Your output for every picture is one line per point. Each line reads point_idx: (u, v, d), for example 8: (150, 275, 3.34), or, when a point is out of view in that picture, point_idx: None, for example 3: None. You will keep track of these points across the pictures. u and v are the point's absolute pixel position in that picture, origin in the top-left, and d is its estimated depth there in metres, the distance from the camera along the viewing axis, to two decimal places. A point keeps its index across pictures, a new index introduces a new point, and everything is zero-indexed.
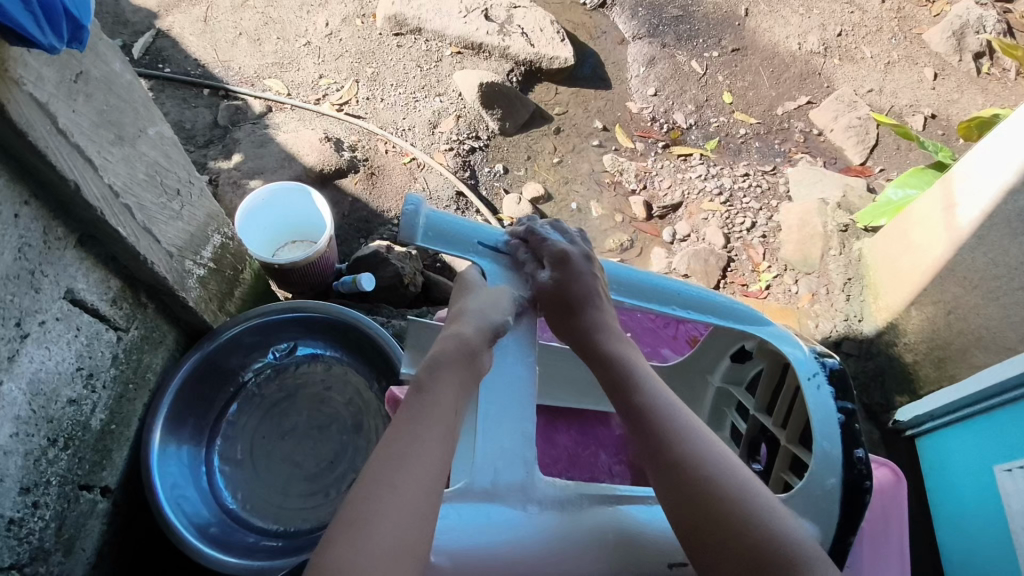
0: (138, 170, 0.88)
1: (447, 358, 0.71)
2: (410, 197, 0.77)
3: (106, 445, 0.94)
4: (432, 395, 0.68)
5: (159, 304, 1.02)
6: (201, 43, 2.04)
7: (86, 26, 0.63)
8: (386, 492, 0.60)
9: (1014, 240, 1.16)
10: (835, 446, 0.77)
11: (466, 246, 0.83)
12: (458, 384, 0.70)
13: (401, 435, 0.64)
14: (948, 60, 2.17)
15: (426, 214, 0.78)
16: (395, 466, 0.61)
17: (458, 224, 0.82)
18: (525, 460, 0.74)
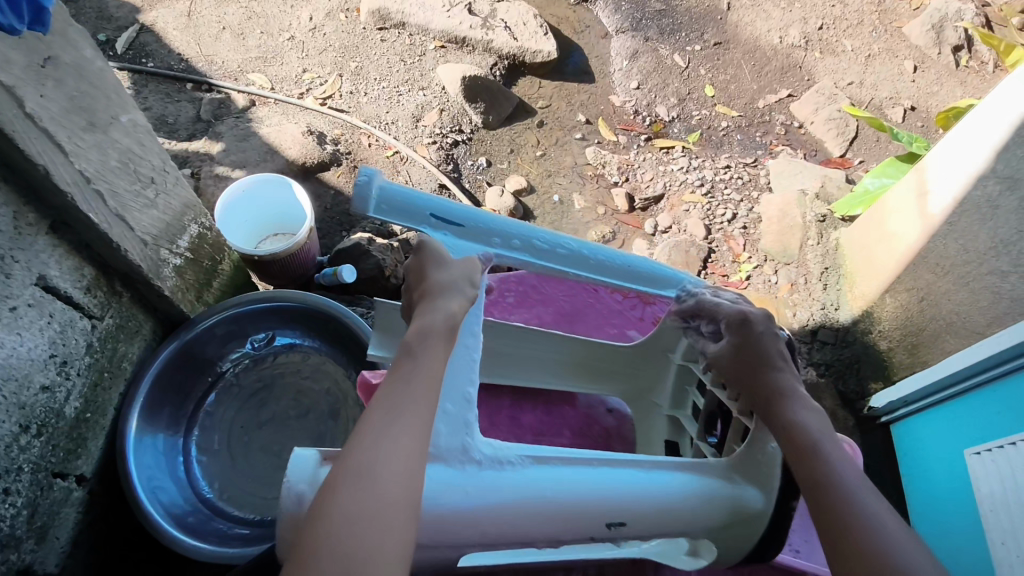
0: (110, 158, 0.88)
1: (427, 317, 0.67)
2: (364, 167, 0.65)
3: (81, 434, 0.94)
4: (420, 352, 0.64)
5: (135, 293, 1.02)
6: (185, 38, 2.03)
7: (48, 7, 0.64)
8: (387, 442, 0.57)
9: (983, 226, 1.17)
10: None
11: (418, 220, 0.71)
12: (436, 339, 0.65)
13: (396, 386, 0.62)
14: (928, 53, 2.20)
15: (381, 187, 0.67)
16: (394, 417, 0.59)
17: (409, 195, 0.69)
18: (466, 422, 0.64)
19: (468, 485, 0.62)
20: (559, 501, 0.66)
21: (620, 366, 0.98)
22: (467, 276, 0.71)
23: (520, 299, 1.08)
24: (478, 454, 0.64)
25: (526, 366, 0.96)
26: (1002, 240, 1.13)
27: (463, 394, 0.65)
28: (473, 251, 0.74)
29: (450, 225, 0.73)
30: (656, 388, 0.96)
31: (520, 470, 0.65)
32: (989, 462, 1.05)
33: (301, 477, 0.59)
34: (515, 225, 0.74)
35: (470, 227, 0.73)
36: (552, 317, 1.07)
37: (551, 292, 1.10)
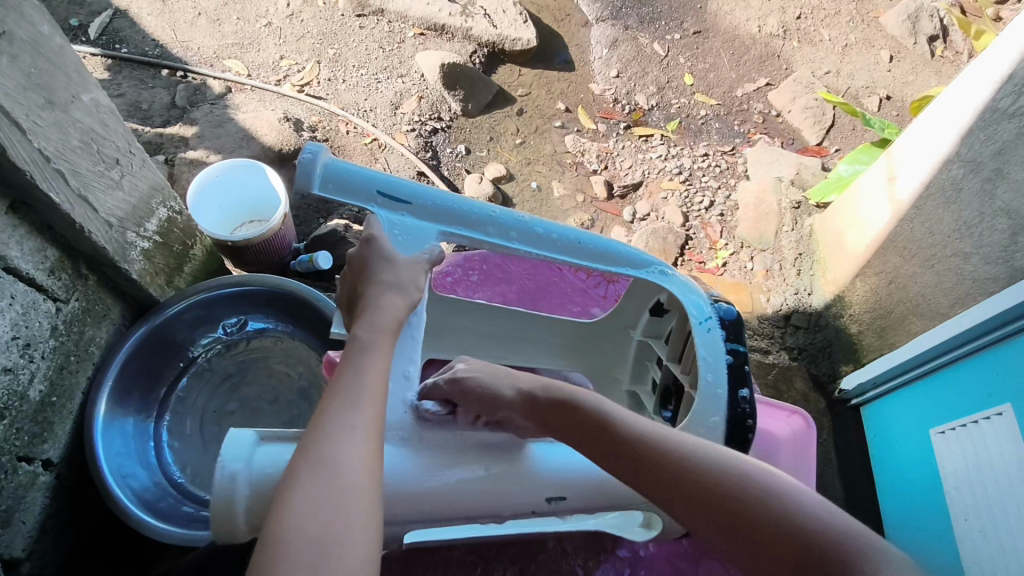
0: (72, 137, 0.88)
1: (371, 317, 0.67)
2: (308, 143, 0.70)
3: (47, 418, 0.94)
4: (368, 345, 0.65)
5: (101, 276, 1.01)
6: (160, 24, 2.01)
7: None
8: (341, 433, 0.56)
9: (947, 208, 1.19)
10: (721, 385, 0.75)
11: (365, 197, 0.74)
12: (382, 338, 0.66)
13: (344, 377, 0.61)
14: (903, 43, 2.22)
15: (325, 162, 0.71)
16: (350, 409, 0.58)
17: (356, 170, 0.73)
18: (404, 400, 0.68)
19: (408, 462, 0.66)
20: (499, 476, 0.69)
21: (582, 342, 1.00)
22: (405, 282, 0.71)
23: (484, 277, 1.08)
24: (417, 431, 0.68)
25: (491, 341, 1.00)
26: (965, 222, 1.15)
27: (403, 373, 0.70)
28: (420, 230, 0.76)
29: (397, 204, 0.75)
30: (618, 363, 0.99)
31: (460, 446, 0.69)
32: (955, 440, 1.08)
33: (236, 456, 0.61)
34: (464, 202, 0.77)
35: (418, 206, 0.76)
36: (516, 295, 1.08)
37: (515, 269, 1.10)
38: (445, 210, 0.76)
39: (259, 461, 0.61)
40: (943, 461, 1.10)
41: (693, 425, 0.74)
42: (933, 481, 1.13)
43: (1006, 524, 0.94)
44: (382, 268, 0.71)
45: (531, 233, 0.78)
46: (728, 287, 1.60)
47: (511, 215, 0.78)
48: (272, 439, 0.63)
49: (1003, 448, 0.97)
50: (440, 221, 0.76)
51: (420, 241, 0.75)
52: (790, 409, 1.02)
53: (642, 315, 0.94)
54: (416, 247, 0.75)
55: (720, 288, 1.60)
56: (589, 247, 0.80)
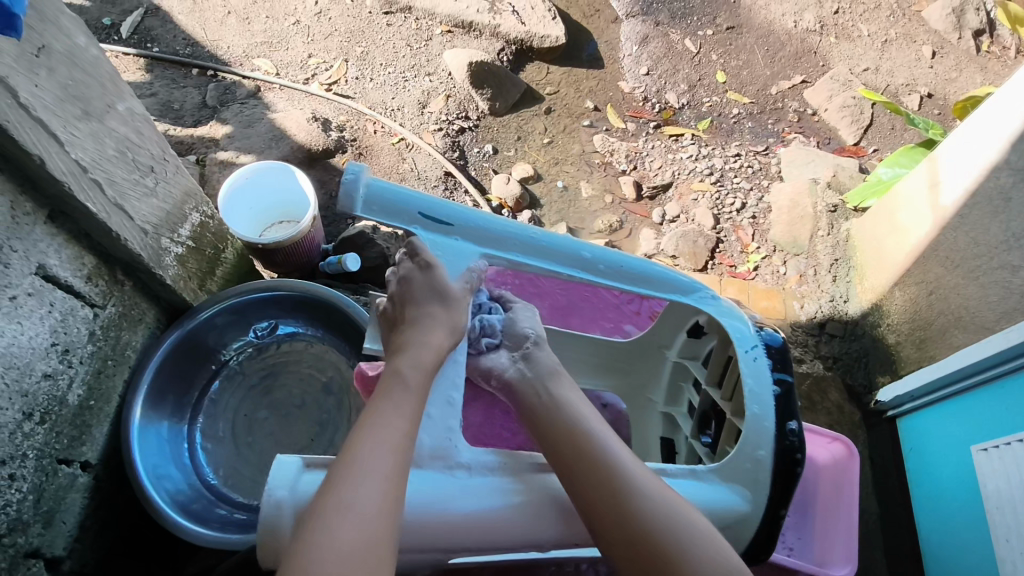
0: (108, 147, 0.88)
1: (414, 354, 0.69)
2: (351, 164, 0.70)
3: (85, 421, 0.95)
4: (410, 386, 0.66)
5: (137, 282, 1.02)
6: (190, 22, 2.03)
7: (18, 14, 0.61)
8: (374, 477, 0.57)
9: (995, 218, 1.14)
10: (768, 416, 0.72)
11: (407, 218, 0.75)
12: (422, 380, 0.67)
13: (378, 417, 0.63)
14: (947, 38, 2.14)
15: (368, 184, 0.72)
16: (372, 453, 0.59)
17: (398, 192, 0.74)
18: (449, 427, 0.67)
19: (456, 489, 0.64)
20: (546, 503, 0.67)
21: (615, 361, 0.98)
22: (457, 322, 0.73)
23: (515, 292, 1.08)
24: (466, 460, 0.66)
25: None
26: (1014, 233, 1.10)
27: (446, 398, 0.69)
28: (461, 250, 0.77)
29: (439, 225, 0.76)
30: (651, 384, 0.97)
31: (508, 476, 0.67)
32: (996, 459, 1.04)
33: (280, 485, 0.61)
34: (505, 225, 0.77)
35: (459, 228, 0.76)
36: (548, 311, 1.07)
37: (546, 284, 1.08)
38: (486, 232, 0.77)
39: (303, 488, 0.61)
40: (984, 480, 1.07)
41: (736, 458, 0.71)
42: (973, 500, 1.10)
43: None
44: (428, 301, 0.73)
45: (569, 257, 0.77)
46: (760, 294, 1.56)
47: (551, 236, 0.77)
48: (316, 466, 0.63)
49: None
50: (482, 242, 0.77)
51: (463, 264, 0.76)
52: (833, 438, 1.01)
53: (679, 334, 0.92)
54: (457, 267, 0.76)
55: (751, 294, 1.56)
56: (629, 270, 0.78)
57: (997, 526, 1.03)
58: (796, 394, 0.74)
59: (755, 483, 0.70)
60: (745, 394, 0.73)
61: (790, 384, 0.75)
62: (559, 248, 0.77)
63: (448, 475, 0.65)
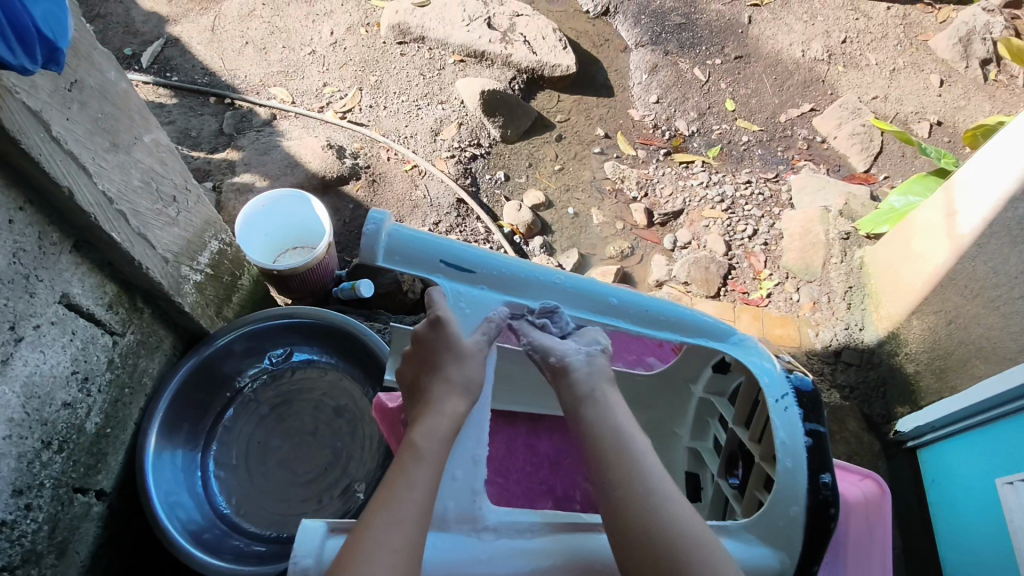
0: (134, 177, 0.90)
1: (431, 422, 0.66)
2: (373, 213, 0.71)
3: (101, 449, 0.95)
4: (424, 455, 0.63)
5: (155, 309, 1.03)
6: (209, 52, 2.07)
7: (62, 47, 0.65)
8: (386, 554, 0.55)
9: (1014, 248, 1.14)
10: (801, 472, 0.71)
11: (428, 267, 0.74)
12: (439, 448, 0.64)
13: (396, 488, 0.60)
14: (954, 67, 2.16)
15: (389, 231, 0.72)
16: (396, 527, 0.57)
17: (421, 240, 0.73)
18: (472, 489, 0.66)
19: (480, 553, 0.64)
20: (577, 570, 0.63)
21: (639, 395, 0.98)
22: (471, 379, 0.69)
23: None
24: (491, 522, 0.66)
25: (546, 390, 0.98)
26: None
27: (471, 457, 0.68)
28: (484, 300, 0.75)
29: (460, 272, 0.75)
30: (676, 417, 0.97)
31: (537, 538, 0.66)
32: None
33: (306, 550, 0.60)
34: (528, 271, 0.76)
35: (481, 275, 0.75)
36: None
37: None
38: (508, 279, 0.76)
39: (329, 553, 0.60)
40: (1011, 514, 1.05)
41: (770, 515, 0.70)
42: (1000, 536, 1.07)
43: None
44: (448, 362, 0.69)
45: (593, 300, 0.77)
46: (774, 321, 1.56)
47: (572, 280, 0.77)
48: (341, 531, 0.62)
49: None
50: (505, 290, 0.76)
51: (483, 314, 0.74)
52: (862, 474, 0.90)
53: (705, 369, 0.92)
54: (480, 317, 0.74)
55: (765, 321, 1.55)
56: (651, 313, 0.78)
57: None
58: (831, 444, 0.73)
59: (787, 538, 0.69)
60: (778, 447, 0.72)
61: (822, 434, 0.74)
62: (582, 292, 0.77)
63: (471, 537, 0.65)
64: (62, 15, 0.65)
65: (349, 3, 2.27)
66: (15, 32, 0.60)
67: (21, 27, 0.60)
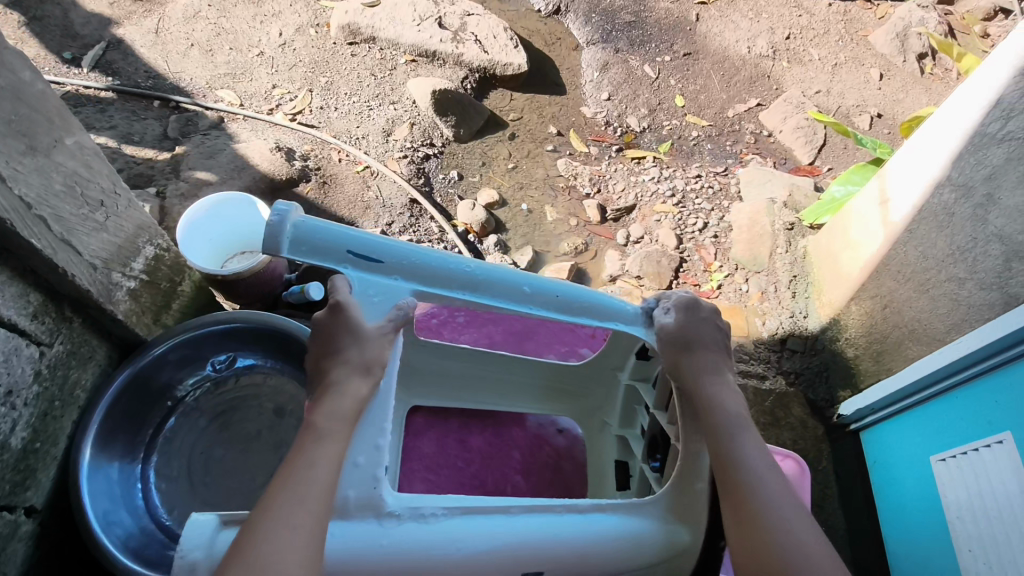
0: (55, 181, 0.87)
1: (331, 403, 0.67)
2: (275, 205, 0.68)
3: (30, 465, 0.92)
4: (325, 434, 0.64)
5: (87, 318, 1.00)
6: (153, 55, 2.02)
7: None
8: (284, 531, 0.56)
9: (940, 233, 1.17)
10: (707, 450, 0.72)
11: (337, 258, 0.71)
12: (342, 426, 0.65)
13: (297, 468, 0.61)
14: (893, 61, 2.23)
15: (292, 223, 0.69)
16: (297, 504, 0.58)
17: (326, 229, 0.70)
18: (374, 475, 0.64)
19: (384, 539, 0.62)
20: (480, 552, 0.64)
21: (568, 387, 0.98)
22: (371, 360, 0.71)
23: (471, 319, 1.08)
24: (395, 508, 0.64)
25: (478, 385, 0.98)
26: (958, 247, 1.13)
27: (375, 443, 0.66)
28: (395, 288, 0.74)
29: (370, 263, 0.73)
30: (607, 408, 0.96)
31: (443, 522, 0.64)
32: (956, 470, 1.07)
33: (195, 544, 0.59)
34: (442, 259, 0.74)
35: (392, 264, 0.73)
36: (504, 336, 1.07)
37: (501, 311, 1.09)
38: (421, 268, 0.73)
39: (220, 546, 0.60)
40: (945, 490, 1.09)
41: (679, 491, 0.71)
42: (935, 511, 1.11)
43: (1014, 561, 0.93)
44: (347, 345, 0.71)
45: (512, 290, 0.74)
46: (723, 311, 1.58)
47: (489, 269, 0.74)
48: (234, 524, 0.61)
49: (1005, 477, 0.96)
50: (415, 279, 0.74)
51: (390, 304, 0.74)
52: (782, 456, 0.93)
53: (629, 357, 0.90)
54: (389, 307, 0.74)
55: None
56: (571, 302, 0.75)
57: (959, 537, 1.05)
58: None
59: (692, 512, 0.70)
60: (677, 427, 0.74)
61: None
62: (498, 281, 0.74)
63: (373, 524, 0.63)
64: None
65: (297, 3, 2.25)
66: None
67: None
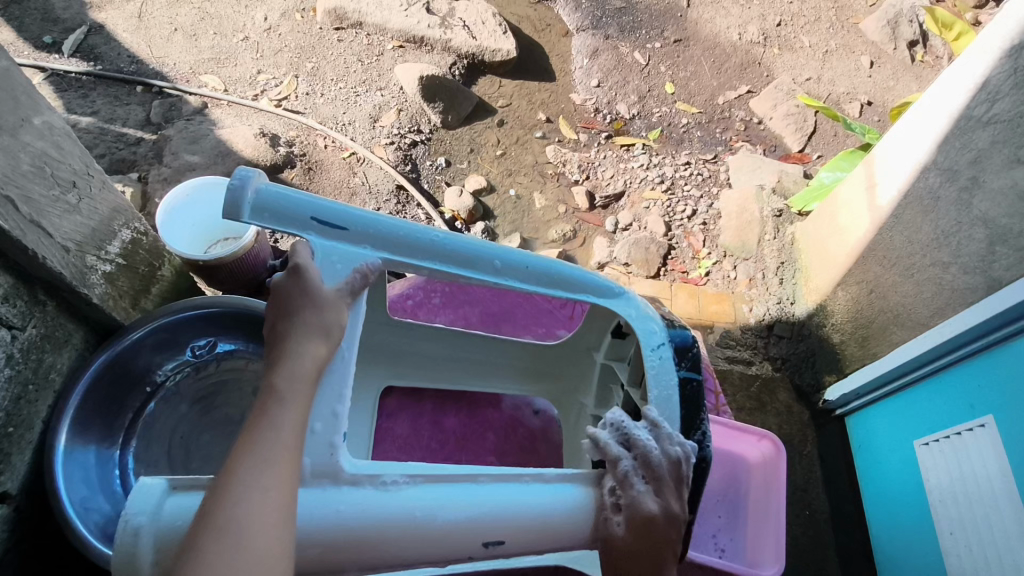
0: (23, 162, 0.84)
1: (289, 365, 0.65)
2: (237, 169, 0.69)
3: (4, 449, 0.91)
4: (286, 398, 0.62)
5: (61, 302, 0.98)
6: (135, 39, 1.99)
7: None
8: (255, 494, 0.55)
9: (925, 217, 1.16)
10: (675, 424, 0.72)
11: (299, 224, 0.72)
12: (300, 388, 0.63)
13: (259, 433, 0.59)
14: (883, 48, 2.22)
15: (253, 188, 0.69)
16: (264, 470, 0.56)
17: (288, 196, 0.71)
18: (331, 443, 0.63)
19: (339, 504, 0.61)
20: (441, 522, 0.62)
21: (545, 367, 0.98)
22: (330, 325, 0.68)
23: (447, 300, 1.07)
24: (350, 474, 0.63)
25: (455, 365, 0.98)
26: (943, 231, 1.12)
27: (331, 412, 0.65)
28: (358, 256, 0.73)
29: (333, 231, 0.73)
30: (582, 387, 0.96)
31: (405, 489, 0.63)
32: (938, 453, 1.07)
33: (141, 509, 0.59)
34: (406, 227, 0.75)
35: (356, 233, 0.74)
36: (480, 318, 1.06)
37: (478, 292, 1.09)
38: (385, 236, 0.74)
39: (168, 511, 0.59)
40: (927, 473, 1.10)
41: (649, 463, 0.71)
42: (918, 494, 1.12)
43: (993, 544, 0.94)
44: (304, 306, 0.69)
45: (475, 260, 0.75)
46: (710, 298, 1.58)
47: (453, 238, 0.75)
48: (183, 488, 0.61)
49: (986, 460, 0.97)
50: (378, 246, 0.74)
51: (351, 270, 0.73)
52: (759, 435, 1.06)
53: (605, 335, 0.89)
54: (350, 274, 0.72)
55: (702, 298, 1.58)
56: (537, 270, 0.76)
57: (941, 520, 1.05)
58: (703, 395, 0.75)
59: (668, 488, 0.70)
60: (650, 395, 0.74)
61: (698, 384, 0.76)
62: (461, 249, 0.75)
63: (328, 492, 0.62)
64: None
65: None
66: None
67: None
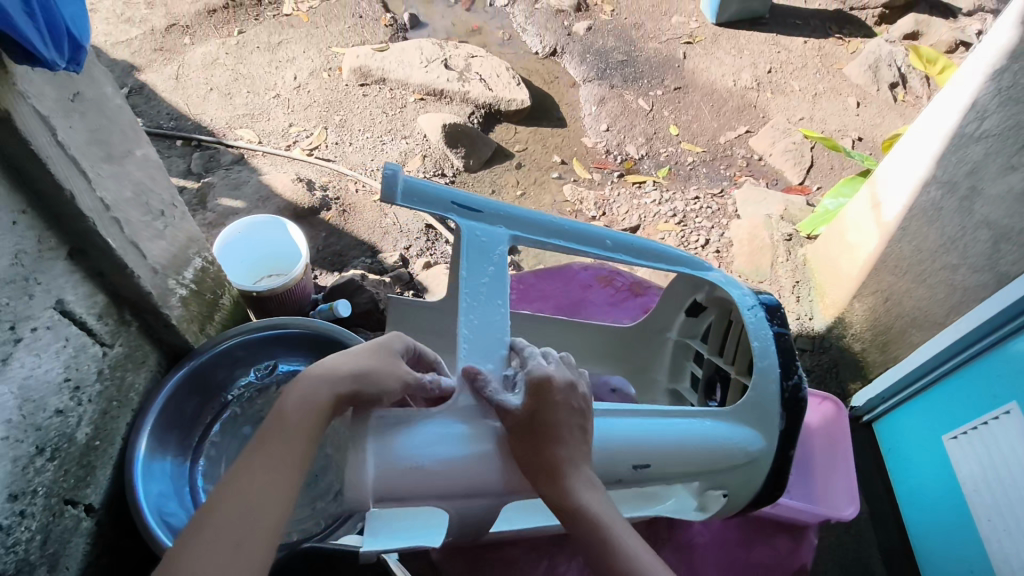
0: (126, 189, 0.93)
1: (309, 391, 0.71)
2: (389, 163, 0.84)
3: (90, 462, 0.95)
4: (288, 433, 0.69)
5: (143, 323, 1.05)
6: (174, 98, 2.13)
7: (85, 48, 0.71)
8: (223, 544, 0.61)
9: (931, 226, 1.27)
10: (774, 380, 0.93)
11: (444, 207, 0.89)
12: (304, 426, 0.70)
13: (248, 475, 0.66)
14: (867, 90, 2.40)
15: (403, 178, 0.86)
16: (236, 522, 0.63)
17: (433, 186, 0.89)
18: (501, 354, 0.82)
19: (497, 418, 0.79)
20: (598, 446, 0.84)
21: (624, 350, 1.24)
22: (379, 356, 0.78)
23: (527, 300, 1.46)
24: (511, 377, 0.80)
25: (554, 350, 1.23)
26: (949, 237, 1.23)
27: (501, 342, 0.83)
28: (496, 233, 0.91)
29: (472, 213, 0.91)
30: (655, 366, 1.24)
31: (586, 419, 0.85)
32: (967, 445, 1.13)
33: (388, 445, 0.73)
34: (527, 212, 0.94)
35: (490, 215, 0.92)
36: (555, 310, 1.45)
37: (550, 291, 1.47)
38: (516, 218, 0.92)
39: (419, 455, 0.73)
40: (958, 466, 1.15)
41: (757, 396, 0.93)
42: (952, 486, 1.17)
43: None
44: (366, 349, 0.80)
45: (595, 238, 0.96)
46: None
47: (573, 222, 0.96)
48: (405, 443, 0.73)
49: (1014, 444, 1.03)
50: (508, 223, 0.92)
51: (495, 242, 0.90)
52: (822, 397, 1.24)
53: (681, 314, 1.17)
54: (491, 245, 0.89)
55: None
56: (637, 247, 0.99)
57: (978, 507, 1.10)
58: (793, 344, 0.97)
59: (768, 412, 0.94)
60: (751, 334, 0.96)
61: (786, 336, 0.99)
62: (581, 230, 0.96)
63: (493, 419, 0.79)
64: (81, 10, 0.70)
65: (310, 50, 2.38)
66: (49, 30, 0.65)
67: (54, 25, 0.65)
